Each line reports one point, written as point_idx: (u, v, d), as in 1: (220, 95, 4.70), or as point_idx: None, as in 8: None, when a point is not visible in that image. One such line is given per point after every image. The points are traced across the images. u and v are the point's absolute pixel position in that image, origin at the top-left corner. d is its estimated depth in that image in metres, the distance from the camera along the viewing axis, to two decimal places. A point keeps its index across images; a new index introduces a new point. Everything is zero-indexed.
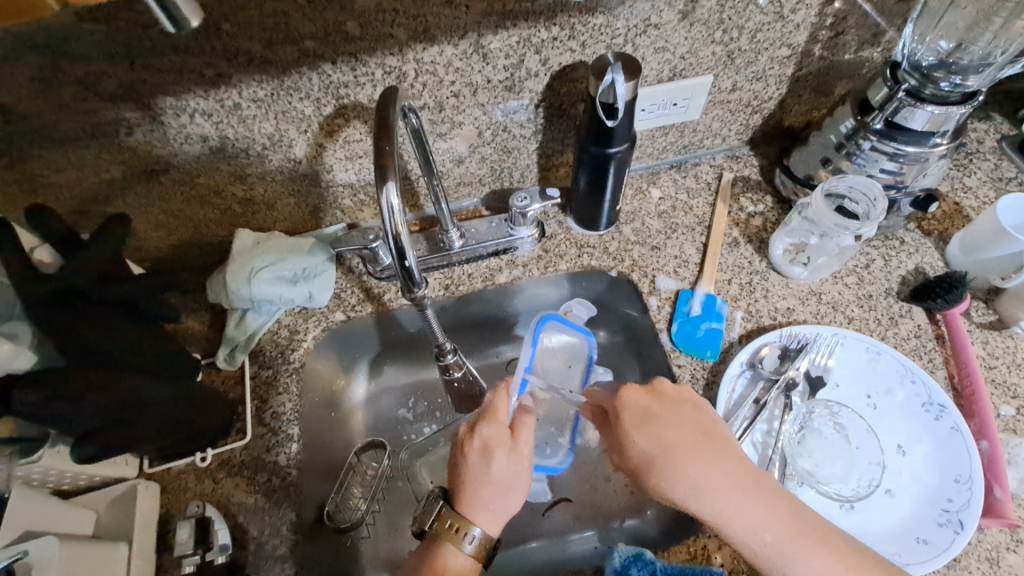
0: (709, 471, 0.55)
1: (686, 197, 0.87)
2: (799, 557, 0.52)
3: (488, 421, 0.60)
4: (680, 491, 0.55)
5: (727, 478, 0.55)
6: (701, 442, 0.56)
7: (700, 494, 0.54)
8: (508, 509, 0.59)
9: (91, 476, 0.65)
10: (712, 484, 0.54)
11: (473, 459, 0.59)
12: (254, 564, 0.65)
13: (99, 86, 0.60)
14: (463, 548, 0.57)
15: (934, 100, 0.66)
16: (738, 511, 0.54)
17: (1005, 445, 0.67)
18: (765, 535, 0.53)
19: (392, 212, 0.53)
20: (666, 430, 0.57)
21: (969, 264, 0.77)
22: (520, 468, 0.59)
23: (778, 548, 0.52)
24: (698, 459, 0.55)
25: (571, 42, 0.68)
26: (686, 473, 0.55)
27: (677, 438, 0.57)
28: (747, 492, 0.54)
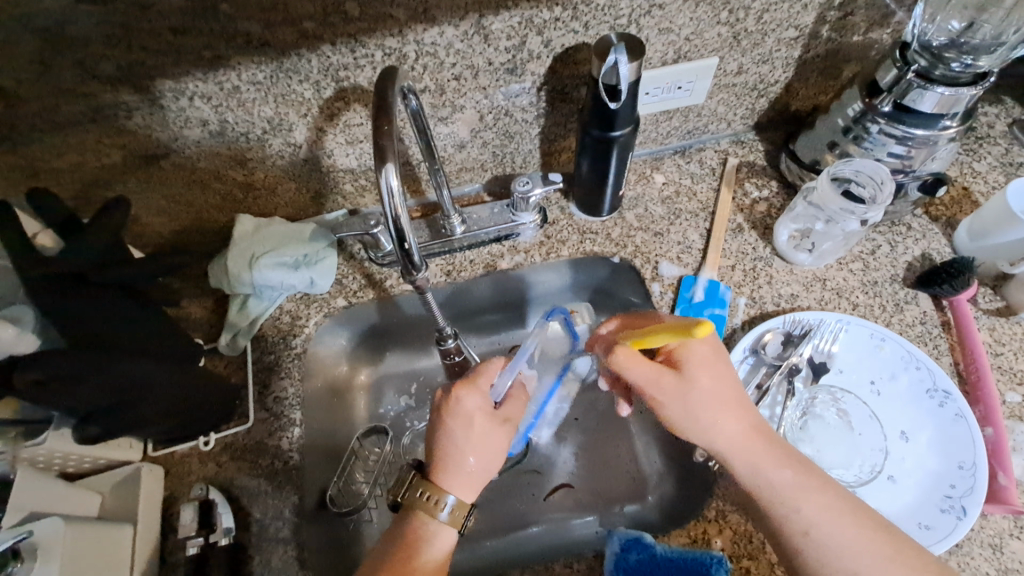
0: (739, 413, 0.58)
1: (690, 182, 0.86)
2: (811, 494, 0.55)
3: (469, 387, 0.61)
4: (705, 426, 0.57)
5: (746, 421, 0.58)
6: (730, 387, 0.59)
7: (722, 432, 0.57)
8: (485, 474, 0.60)
9: (96, 459, 0.65)
10: (733, 427, 0.57)
11: (453, 423, 0.59)
12: (256, 546, 0.66)
13: (97, 68, 0.59)
14: (438, 517, 0.57)
15: (944, 81, 0.65)
16: (754, 452, 0.57)
17: (1010, 432, 0.66)
18: (785, 472, 0.56)
19: (391, 195, 0.52)
20: (707, 368, 0.58)
21: (978, 250, 0.76)
22: (499, 438, 0.61)
23: (794, 486, 0.55)
24: (726, 400, 0.58)
25: (574, 23, 0.67)
26: (721, 415, 0.57)
27: (715, 379, 0.58)
28: (763, 439, 0.58)
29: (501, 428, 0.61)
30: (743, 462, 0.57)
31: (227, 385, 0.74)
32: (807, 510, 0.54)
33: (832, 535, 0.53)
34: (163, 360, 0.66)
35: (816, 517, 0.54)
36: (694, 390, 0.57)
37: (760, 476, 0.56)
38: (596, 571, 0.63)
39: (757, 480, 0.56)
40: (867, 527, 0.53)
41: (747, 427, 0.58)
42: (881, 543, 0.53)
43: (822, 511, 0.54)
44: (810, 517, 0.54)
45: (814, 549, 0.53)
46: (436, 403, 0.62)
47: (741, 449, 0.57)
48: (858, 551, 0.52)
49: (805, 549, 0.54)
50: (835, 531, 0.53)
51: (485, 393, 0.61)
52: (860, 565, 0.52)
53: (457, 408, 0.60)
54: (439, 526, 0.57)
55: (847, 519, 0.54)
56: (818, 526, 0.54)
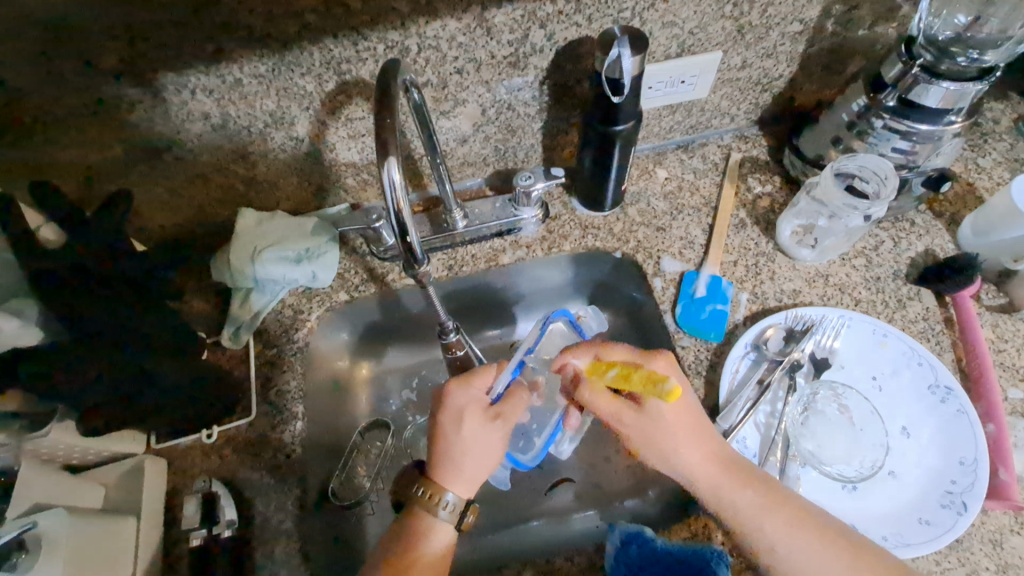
0: (698, 442, 0.58)
1: (692, 177, 0.86)
2: (771, 514, 0.55)
3: (463, 385, 0.60)
4: (666, 452, 0.58)
5: (707, 445, 0.58)
6: (690, 414, 0.58)
7: (684, 456, 0.57)
8: (482, 470, 0.60)
9: (100, 451, 0.66)
10: (695, 451, 0.58)
11: (446, 424, 0.59)
12: (259, 538, 0.67)
13: (99, 62, 0.59)
14: (438, 514, 0.57)
15: (950, 76, 0.64)
16: (714, 476, 0.57)
17: (1011, 428, 0.66)
18: (745, 494, 0.56)
19: (393, 188, 0.52)
20: (665, 396, 0.57)
21: (981, 246, 0.75)
22: (494, 438, 0.59)
23: (754, 507, 0.56)
24: (684, 425, 0.57)
25: (577, 16, 0.67)
26: (680, 444, 0.57)
27: (674, 410, 0.57)
28: (722, 461, 0.58)
29: (496, 425, 0.59)
30: (707, 485, 0.57)
31: (229, 378, 0.75)
32: (768, 529, 0.55)
33: (794, 552, 0.54)
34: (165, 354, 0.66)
35: (778, 534, 0.55)
36: (651, 422, 0.57)
37: (722, 499, 0.57)
38: (596, 563, 0.63)
39: (719, 503, 0.57)
40: (830, 540, 0.54)
41: (705, 452, 0.58)
42: (843, 555, 0.54)
43: (783, 529, 0.55)
44: (773, 535, 0.55)
45: (779, 566, 0.55)
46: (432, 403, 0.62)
47: (703, 472, 0.57)
48: (819, 566, 0.53)
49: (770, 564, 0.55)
50: (796, 547, 0.54)
51: (481, 393, 0.61)
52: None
53: (450, 407, 0.59)
54: (439, 522, 0.58)
55: (808, 536, 0.54)
56: (780, 543, 0.54)
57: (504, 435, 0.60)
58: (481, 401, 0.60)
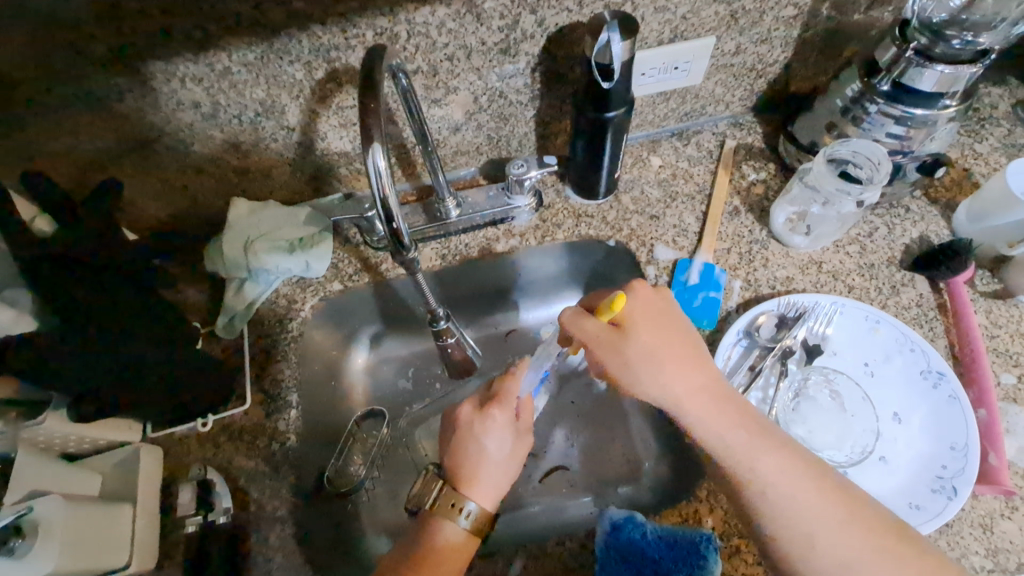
0: (687, 375, 0.57)
1: (687, 165, 0.85)
2: (764, 454, 0.55)
3: (500, 403, 0.64)
4: (652, 382, 0.57)
5: (698, 381, 0.58)
6: (682, 346, 0.58)
7: (673, 389, 0.57)
8: (505, 481, 0.62)
9: (95, 440, 0.67)
10: (685, 385, 0.57)
11: (478, 432, 0.63)
12: (253, 525, 0.67)
13: (89, 51, 0.59)
14: (459, 522, 0.58)
15: (944, 58, 0.63)
16: (706, 414, 0.56)
17: (1003, 414, 0.66)
18: (736, 432, 0.56)
19: (378, 175, 0.52)
20: (654, 326, 0.59)
21: (976, 232, 0.75)
22: (520, 452, 0.64)
23: (746, 447, 0.55)
24: (675, 358, 0.57)
25: (567, 2, 0.66)
26: (672, 376, 0.57)
27: (664, 341, 0.58)
28: (718, 400, 0.57)
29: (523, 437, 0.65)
30: (696, 424, 0.56)
31: (223, 367, 0.75)
32: (762, 470, 0.54)
33: (787, 495, 0.54)
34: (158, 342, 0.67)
35: (772, 477, 0.54)
36: (640, 352, 0.57)
37: (713, 438, 0.56)
38: (589, 549, 0.63)
39: (710, 442, 0.56)
40: (822, 486, 0.54)
41: (698, 388, 0.57)
42: (836, 503, 0.54)
43: (777, 471, 0.54)
44: (766, 479, 0.54)
45: (770, 512, 0.54)
46: (463, 417, 0.65)
47: (697, 410, 0.56)
48: (812, 512, 0.53)
49: (761, 511, 0.54)
50: (790, 493, 0.54)
51: (511, 408, 0.65)
52: (815, 524, 0.53)
53: (490, 418, 0.63)
54: (460, 533, 0.58)
55: (802, 479, 0.54)
56: (773, 486, 0.54)
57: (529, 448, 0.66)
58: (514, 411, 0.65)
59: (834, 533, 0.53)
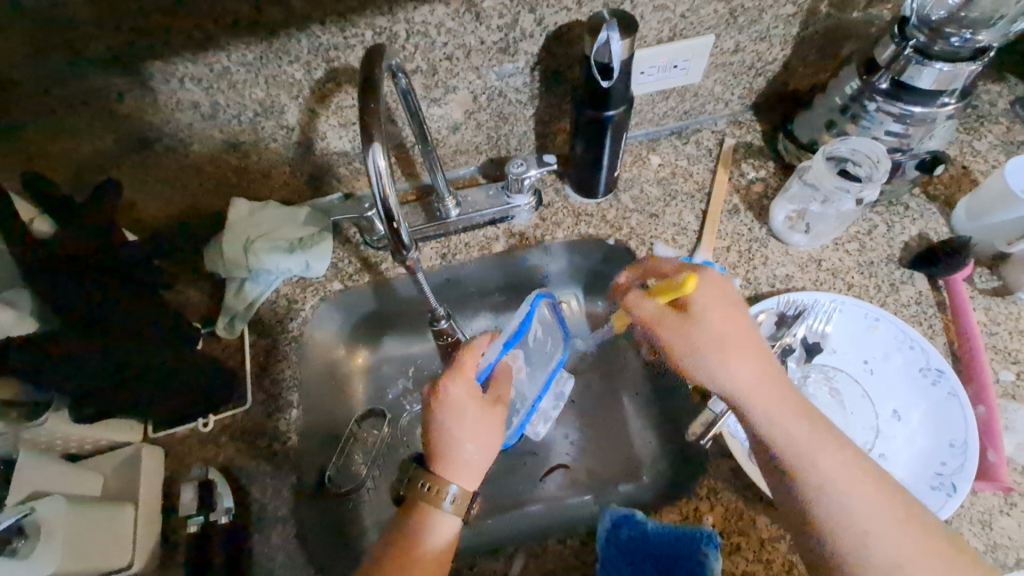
0: (756, 364, 0.58)
1: (686, 163, 0.85)
2: (827, 450, 0.55)
3: (458, 378, 0.62)
4: (720, 369, 0.58)
5: (764, 371, 0.58)
6: (753, 338, 0.59)
7: (740, 375, 0.57)
8: (484, 457, 0.62)
9: (97, 440, 0.67)
10: (751, 372, 0.58)
11: (443, 412, 0.61)
12: (255, 524, 0.67)
13: (88, 51, 0.59)
14: (441, 507, 0.58)
15: (943, 57, 0.63)
16: (770, 402, 0.57)
17: (1002, 410, 0.67)
18: (799, 424, 0.56)
19: (379, 175, 0.52)
20: (726, 313, 0.59)
21: (975, 229, 0.75)
22: (494, 426, 0.63)
23: (810, 440, 0.55)
24: (743, 348, 0.58)
25: (566, 0, 0.66)
26: (741, 363, 0.58)
27: (735, 329, 0.59)
28: (783, 393, 0.58)
29: (494, 409, 0.63)
30: (761, 412, 0.57)
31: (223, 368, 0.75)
32: (823, 464, 0.54)
33: (847, 492, 0.53)
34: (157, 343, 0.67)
35: (832, 472, 0.54)
36: (710, 337, 0.58)
37: (777, 426, 0.56)
38: (590, 547, 0.64)
39: (772, 430, 0.56)
40: (882, 488, 0.53)
41: (766, 377, 0.58)
42: (896, 505, 0.52)
43: (837, 467, 0.54)
44: (826, 473, 0.54)
45: (824, 505, 0.53)
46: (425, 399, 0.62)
47: (756, 398, 0.57)
48: (869, 511, 0.52)
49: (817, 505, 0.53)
50: (848, 489, 0.53)
51: (472, 383, 0.62)
52: (871, 524, 0.51)
53: (446, 400, 0.61)
54: (443, 515, 0.58)
55: (862, 479, 0.53)
56: (830, 482, 0.53)
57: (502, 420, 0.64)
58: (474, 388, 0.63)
59: (890, 536, 0.51)
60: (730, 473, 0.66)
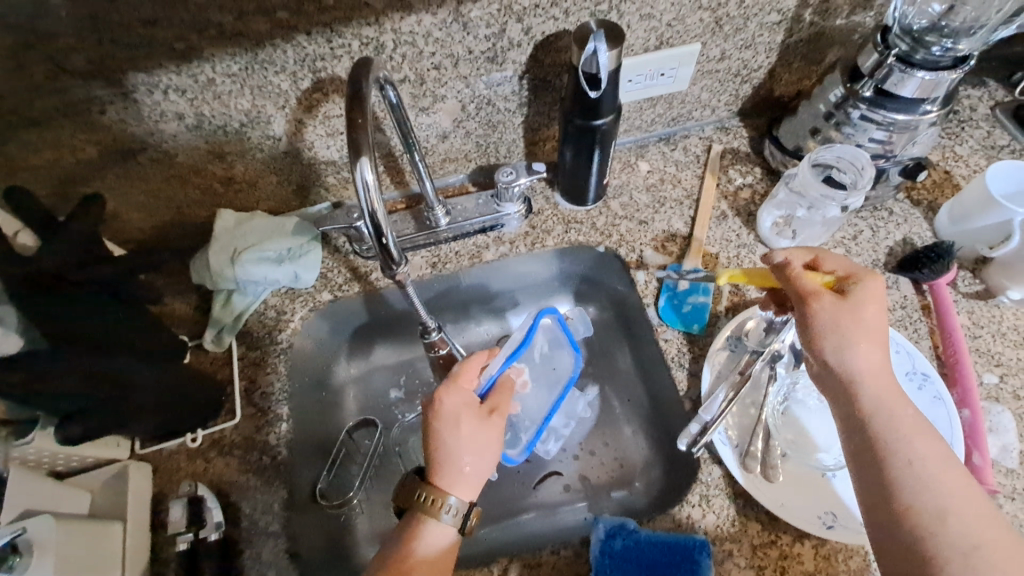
0: (883, 347, 0.55)
1: (675, 169, 0.86)
2: (926, 435, 0.52)
3: (452, 390, 0.63)
4: (843, 344, 0.55)
5: (884, 356, 0.55)
6: (879, 328, 0.55)
7: (861, 354, 0.54)
8: (483, 468, 0.61)
9: (83, 458, 0.65)
10: (873, 353, 0.54)
11: (440, 423, 0.61)
12: (246, 541, 0.66)
13: (68, 63, 0.58)
14: (439, 519, 0.58)
15: (925, 65, 0.65)
16: (880, 383, 0.54)
17: (986, 413, 0.68)
18: (908, 408, 0.53)
19: (367, 189, 0.52)
20: (874, 302, 0.56)
21: (957, 234, 0.76)
22: (492, 435, 0.62)
23: (915, 424, 0.52)
24: (872, 329, 0.55)
25: (554, 10, 0.66)
26: (869, 342, 0.54)
27: (878, 313, 0.56)
28: (890, 378, 0.55)
29: (492, 419, 0.63)
30: (872, 393, 0.53)
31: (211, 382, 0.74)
32: (919, 446, 0.51)
33: (935, 472, 0.50)
34: (143, 359, 0.66)
35: (926, 456, 0.51)
36: (845, 311, 0.55)
37: (882, 405, 0.53)
38: (584, 557, 0.64)
39: (879, 409, 0.53)
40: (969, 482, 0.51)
41: (882, 363, 0.55)
42: (978, 497, 0.50)
43: (933, 452, 0.51)
44: (919, 455, 0.51)
45: (910, 484, 0.50)
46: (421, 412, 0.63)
47: (880, 382, 0.54)
48: (955, 499, 0.49)
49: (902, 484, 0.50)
50: (938, 474, 0.50)
51: (466, 394, 0.63)
52: (957, 509, 0.49)
53: (439, 408, 0.62)
54: (441, 526, 0.58)
55: (952, 468, 0.51)
56: (922, 460, 0.51)
57: (499, 430, 0.63)
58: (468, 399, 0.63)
59: (976, 521, 0.48)
60: (722, 480, 0.66)
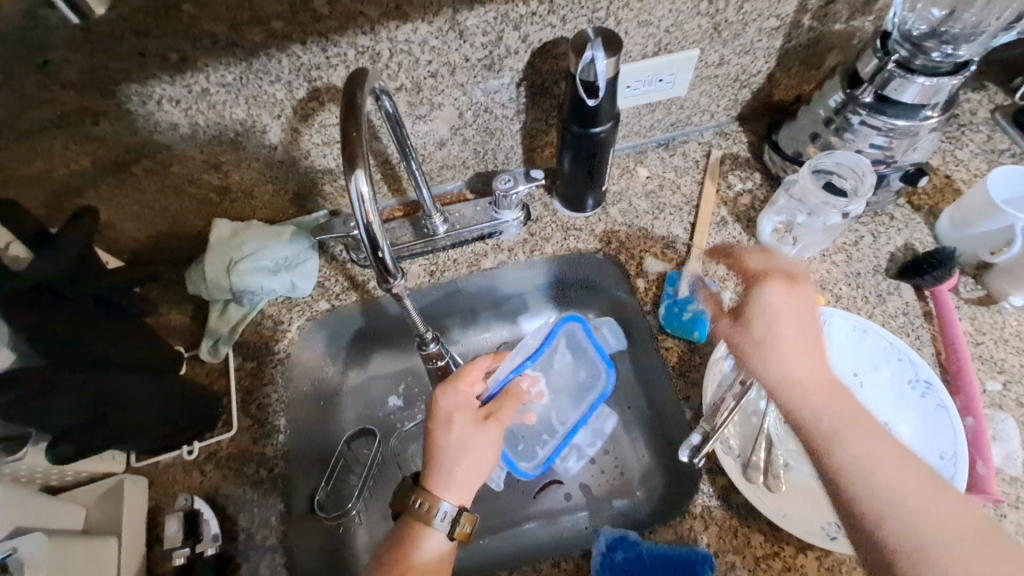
0: (772, 355, 0.54)
1: (674, 175, 0.85)
2: (846, 438, 0.48)
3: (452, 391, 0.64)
4: (759, 354, 0.55)
5: (803, 355, 0.53)
6: (801, 322, 0.55)
7: (775, 359, 0.53)
8: (477, 475, 0.61)
9: (78, 472, 0.65)
10: (779, 357, 0.54)
11: (439, 425, 0.62)
12: (243, 555, 0.66)
13: (59, 74, 0.57)
14: (433, 525, 0.57)
15: (925, 71, 0.64)
16: (807, 383, 0.52)
17: (990, 421, 0.67)
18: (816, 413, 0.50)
19: (362, 200, 0.51)
20: (788, 303, 0.56)
21: (959, 239, 0.76)
22: (488, 442, 0.62)
23: (828, 425, 0.49)
24: (764, 337, 0.55)
25: (551, 17, 0.66)
26: (778, 346, 0.54)
27: (786, 318, 0.55)
28: (824, 380, 0.52)
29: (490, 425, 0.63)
30: (783, 397, 0.52)
31: (206, 394, 0.73)
32: (842, 449, 0.48)
33: (871, 476, 0.46)
34: (138, 373, 0.65)
35: (852, 459, 0.47)
36: (757, 315, 0.56)
37: (800, 404, 0.51)
38: (585, 569, 0.63)
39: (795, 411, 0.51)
40: (918, 493, 0.45)
41: (788, 367, 0.53)
42: (923, 505, 0.45)
43: (857, 453, 0.47)
44: (844, 460, 0.47)
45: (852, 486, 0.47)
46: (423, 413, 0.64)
47: (807, 378, 0.52)
48: (892, 502, 0.45)
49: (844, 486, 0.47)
50: (878, 478, 0.46)
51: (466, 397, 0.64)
52: (901, 513, 0.44)
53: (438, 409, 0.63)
54: (434, 534, 0.57)
55: (892, 472, 0.46)
56: (848, 463, 0.47)
57: (495, 438, 0.63)
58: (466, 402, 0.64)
59: (935, 528, 0.43)
60: (723, 490, 0.65)
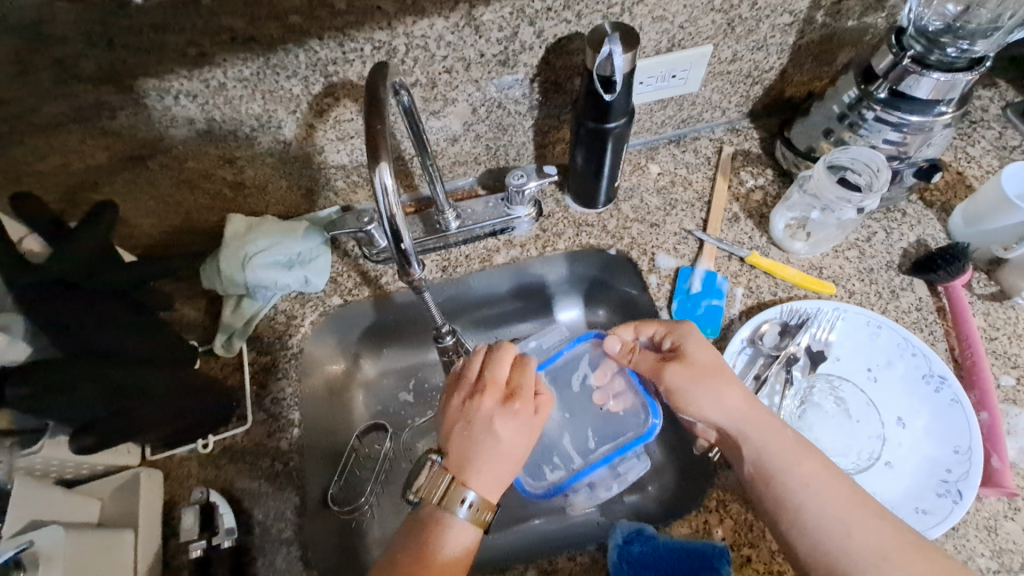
0: (717, 400, 0.61)
1: (685, 171, 0.85)
2: (793, 474, 0.57)
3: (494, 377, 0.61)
4: (703, 404, 0.61)
5: (742, 401, 0.61)
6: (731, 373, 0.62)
7: (717, 407, 0.61)
8: (508, 467, 0.59)
9: (94, 466, 0.65)
10: (726, 405, 0.61)
11: (479, 411, 0.59)
12: (258, 548, 0.66)
13: (78, 68, 0.58)
14: (458, 513, 0.56)
15: (940, 66, 0.64)
16: (749, 428, 0.60)
17: (1004, 415, 0.67)
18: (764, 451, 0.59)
19: (385, 193, 0.51)
20: (710, 357, 0.63)
21: (972, 235, 0.76)
22: (523, 436, 0.59)
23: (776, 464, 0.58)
24: (703, 379, 0.62)
25: (566, 13, 0.66)
26: (725, 393, 0.61)
27: (710, 362, 0.63)
28: (764, 424, 0.60)
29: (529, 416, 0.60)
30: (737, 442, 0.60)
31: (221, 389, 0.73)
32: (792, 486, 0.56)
33: (819, 510, 0.55)
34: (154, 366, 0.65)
35: (802, 496, 0.56)
36: (694, 368, 0.62)
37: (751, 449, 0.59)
38: (600, 563, 0.63)
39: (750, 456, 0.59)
40: (862, 519, 0.54)
41: (737, 411, 0.61)
42: (864, 527, 0.54)
43: (804, 487, 0.56)
44: (797, 497, 0.56)
45: (805, 521, 0.55)
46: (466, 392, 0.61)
47: (746, 424, 0.60)
48: (841, 531, 0.54)
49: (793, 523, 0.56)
50: (823, 508, 0.55)
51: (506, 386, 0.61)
52: (850, 542, 0.53)
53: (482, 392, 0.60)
54: (457, 522, 0.56)
55: (837, 501, 0.55)
56: (802, 503, 0.56)
57: (529, 433, 0.60)
58: (498, 381, 0.61)
59: (880, 552, 0.52)
60: (738, 485, 0.65)
